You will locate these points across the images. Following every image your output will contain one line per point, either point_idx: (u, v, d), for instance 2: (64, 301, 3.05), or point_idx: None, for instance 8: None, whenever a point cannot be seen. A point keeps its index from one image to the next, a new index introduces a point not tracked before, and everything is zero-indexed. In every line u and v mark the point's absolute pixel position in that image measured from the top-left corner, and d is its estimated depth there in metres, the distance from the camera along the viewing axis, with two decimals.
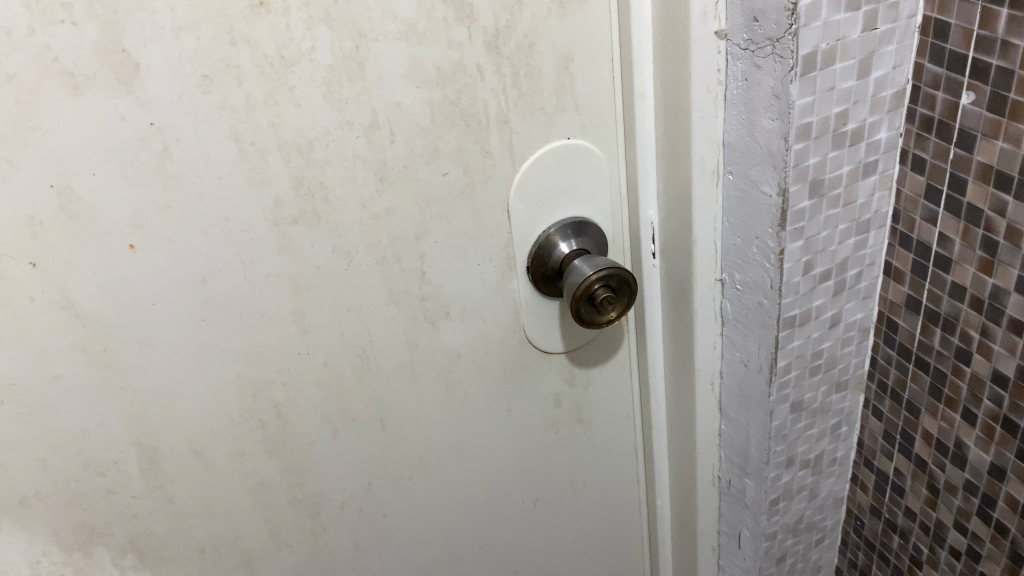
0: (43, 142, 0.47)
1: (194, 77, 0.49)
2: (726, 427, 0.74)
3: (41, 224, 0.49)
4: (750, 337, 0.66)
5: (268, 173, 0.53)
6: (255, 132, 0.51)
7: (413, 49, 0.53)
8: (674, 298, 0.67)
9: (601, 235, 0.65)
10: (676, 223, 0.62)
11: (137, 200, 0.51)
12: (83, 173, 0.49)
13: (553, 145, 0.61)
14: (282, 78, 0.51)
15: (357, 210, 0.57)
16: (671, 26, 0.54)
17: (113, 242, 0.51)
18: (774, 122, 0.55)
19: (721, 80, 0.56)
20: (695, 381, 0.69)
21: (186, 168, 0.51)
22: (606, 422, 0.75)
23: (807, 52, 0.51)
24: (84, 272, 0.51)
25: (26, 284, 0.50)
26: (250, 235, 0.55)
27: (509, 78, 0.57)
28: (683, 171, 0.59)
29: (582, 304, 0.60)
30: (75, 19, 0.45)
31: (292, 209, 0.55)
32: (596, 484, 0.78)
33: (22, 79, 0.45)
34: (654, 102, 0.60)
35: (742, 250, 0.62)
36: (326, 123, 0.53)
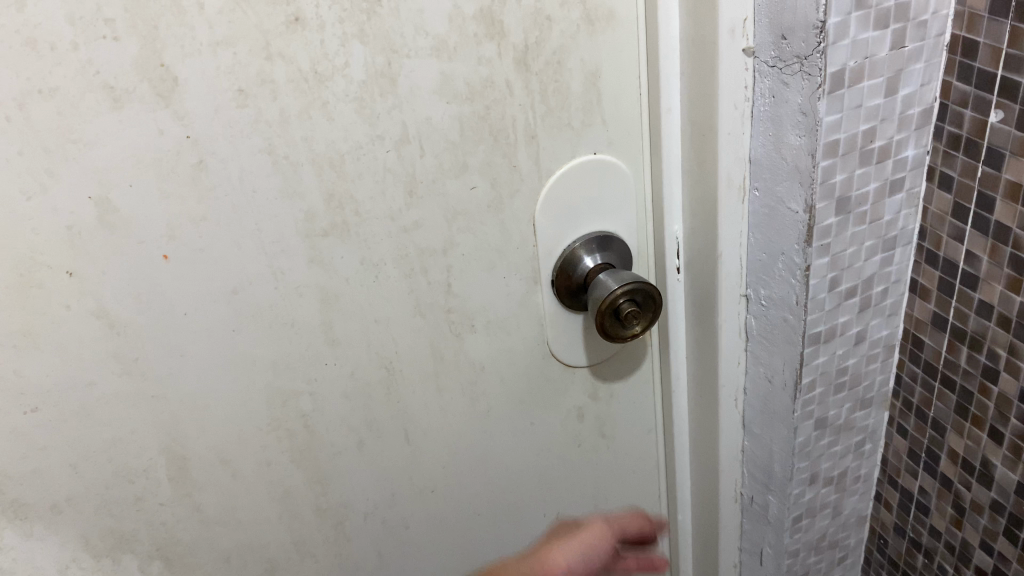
0: (83, 154, 0.48)
1: (230, 92, 0.50)
2: (749, 443, 0.74)
3: (79, 234, 0.50)
4: (775, 353, 0.66)
5: (301, 186, 0.54)
6: (289, 145, 0.52)
7: (444, 65, 0.54)
8: (699, 314, 0.67)
9: (626, 249, 0.65)
10: (702, 237, 0.63)
11: (173, 211, 0.51)
12: (121, 184, 0.50)
13: (580, 159, 0.61)
14: (316, 93, 0.52)
15: (386, 222, 0.58)
16: (699, 44, 0.55)
17: (149, 252, 0.52)
18: (801, 139, 0.55)
19: (748, 97, 0.57)
20: (719, 397, 0.69)
21: (220, 180, 0.52)
22: (629, 437, 0.75)
23: (835, 70, 0.52)
24: (120, 281, 0.52)
25: (63, 293, 0.51)
26: (282, 247, 0.55)
27: (538, 94, 0.58)
28: (709, 187, 0.59)
29: (607, 318, 0.60)
30: (117, 34, 0.46)
31: (323, 221, 0.56)
32: (618, 499, 0.78)
33: (65, 93, 0.46)
34: (681, 117, 0.60)
35: (768, 266, 0.62)
36: (357, 137, 0.54)
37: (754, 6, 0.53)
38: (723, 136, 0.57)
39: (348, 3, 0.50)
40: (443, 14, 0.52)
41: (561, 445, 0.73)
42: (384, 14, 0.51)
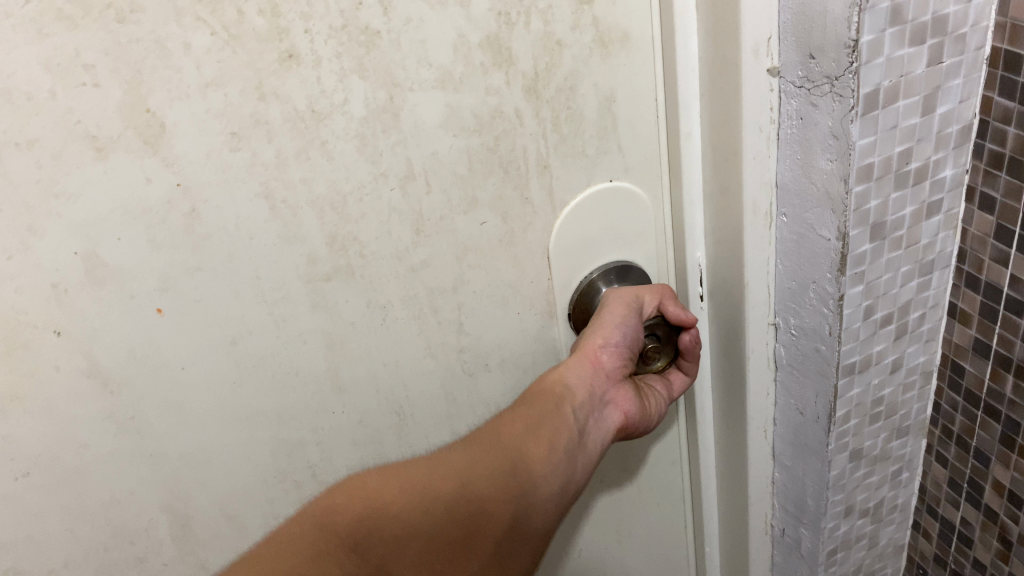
0: (68, 208, 0.45)
1: (222, 134, 0.46)
2: (780, 475, 0.70)
3: (67, 291, 0.47)
4: (807, 385, 0.62)
5: (302, 229, 0.51)
6: (287, 188, 0.49)
7: (450, 97, 0.51)
8: (725, 345, 0.63)
9: (644, 277, 0.62)
10: (726, 266, 0.59)
11: (166, 262, 0.48)
12: (109, 238, 0.47)
13: (594, 187, 0.58)
14: (315, 132, 0.48)
15: (393, 262, 0.54)
16: (721, 66, 0.51)
17: (142, 306, 0.49)
18: (832, 163, 0.51)
19: (774, 119, 0.53)
20: (748, 429, 0.66)
21: (215, 229, 0.49)
22: (651, 469, 0.72)
23: (869, 90, 0.48)
24: (112, 338, 0.49)
25: (52, 354, 0.48)
26: (282, 293, 0.52)
27: (549, 122, 0.54)
28: (734, 216, 0.56)
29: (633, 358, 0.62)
30: (98, 80, 0.43)
31: (326, 264, 0.52)
32: (642, 534, 0.74)
33: (45, 144, 0.43)
34: (701, 141, 0.57)
35: (798, 295, 0.59)
36: (360, 176, 0.51)
37: (778, 23, 0.50)
38: (748, 161, 0.54)
39: (345, 35, 0.46)
40: (446, 43, 0.49)
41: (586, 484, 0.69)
42: (384, 45, 0.48)
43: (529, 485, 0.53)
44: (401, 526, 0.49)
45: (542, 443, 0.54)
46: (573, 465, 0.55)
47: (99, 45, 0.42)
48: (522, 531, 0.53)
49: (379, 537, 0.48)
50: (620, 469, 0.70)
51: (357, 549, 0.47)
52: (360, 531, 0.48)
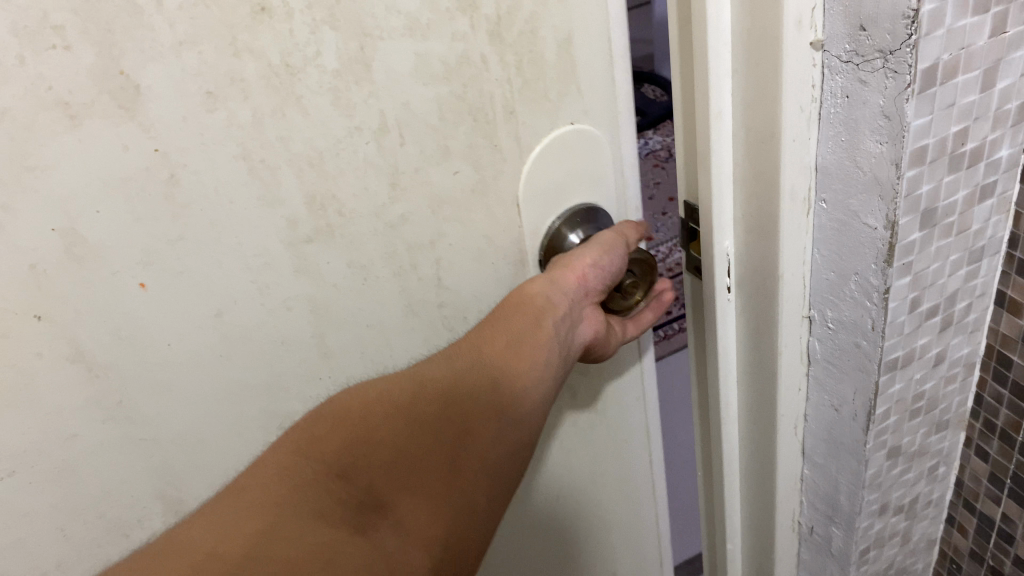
0: (41, 182, 0.39)
1: (198, 95, 0.41)
2: (809, 472, 0.66)
3: (45, 273, 0.41)
4: (844, 380, 0.59)
5: (281, 190, 0.46)
6: (265, 148, 0.44)
7: (419, 45, 0.46)
8: (754, 339, 0.59)
9: (606, 215, 0.58)
10: (761, 257, 0.54)
11: (147, 235, 0.43)
12: (87, 211, 0.41)
13: (559, 131, 0.54)
14: (289, 88, 0.43)
15: (371, 220, 0.49)
16: (759, 39, 0.46)
17: (123, 283, 0.44)
18: (882, 146, 0.47)
19: (816, 98, 0.48)
20: (778, 429, 0.62)
21: (197, 193, 0.43)
22: (620, 409, 0.68)
23: (927, 65, 0.43)
24: (94, 320, 0.44)
25: (32, 342, 0.43)
26: (265, 262, 0.47)
27: (513, 67, 0.49)
28: (770, 203, 0.51)
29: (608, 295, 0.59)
30: (68, 42, 0.37)
31: (306, 226, 0.47)
32: (612, 476, 0.71)
33: (16, 115, 0.38)
34: (733, 122, 0.51)
35: (837, 286, 0.55)
36: (335, 131, 0.45)
37: None
38: (787, 143, 0.49)
39: None
40: None
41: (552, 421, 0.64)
42: None
43: (512, 401, 0.50)
44: (386, 449, 0.45)
45: (522, 358, 0.51)
46: (553, 382, 0.52)
47: (67, 4, 0.37)
48: (516, 450, 0.49)
49: (366, 464, 0.44)
50: (589, 408, 0.66)
51: (346, 477, 0.43)
52: (347, 457, 0.43)
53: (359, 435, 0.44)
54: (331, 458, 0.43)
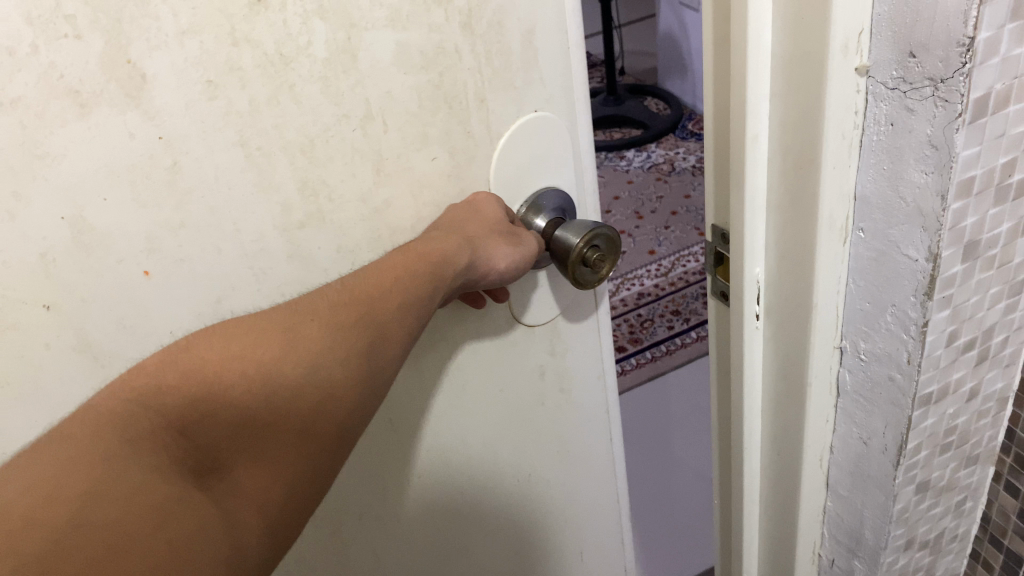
0: (50, 168, 0.37)
1: (197, 84, 0.39)
2: (832, 504, 0.65)
3: (55, 261, 0.39)
4: (874, 413, 0.57)
5: (275, 177, 0.43)
6: (262, 135, 0.41)
7: (400, 35, 0.43)
8: (784, 370, 0.57)
9: (567, 197, 0.55)
10: (795, 283, 0.53)
11: (152, 221, 0.40)
12: (94, 199, 0.38)
13: (520, 121, 0.50)
14: (283, 76, 0.41)
15: (358, 206, 0.46)
16: (801, 62, 0.45)
17: (127, 270, 0.41)
18: (927, 176, 0.46)
19: (858, 124, 0.47)
20: (803, 459, 0.60)
21: (197, 180, 0.40)
22: (593, 390, 0.63)
23: (979, 94, 0.42)
24: (101, 307, 0.41)
25: (40, 330, 0.40)
26: (259, 250, 0.44)
27: (483, 56, 0.46)
28: (807, 230, 0.50)
29: (577, 273, 0.52)
30: (79, 32, 0.35)
31: (299, 212, 0.44)
32: (586, 458, 0.66)
33: (30, 102, 0.35)
34: (769, 146, 0.49)
35: (873, 317, 0.53)
36: (324, 118, 0.43)
37: (872, 16, 0.44)
38: (827, 171, 0.47)
39: None
40: None
41: (520, 397, 0.59)
42: None
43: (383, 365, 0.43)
44: (237, 412, 0.39)
45: (406, 320, 0.44)
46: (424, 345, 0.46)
47: None
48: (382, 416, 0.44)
49: (209, 424, 0.38)
50: (557, 389, 0.61)
51: (187, 434, 0.38)
52: (192, 416, 0.38)
53: (207, 393, 0.38)
54: (174, 412, 0.37)
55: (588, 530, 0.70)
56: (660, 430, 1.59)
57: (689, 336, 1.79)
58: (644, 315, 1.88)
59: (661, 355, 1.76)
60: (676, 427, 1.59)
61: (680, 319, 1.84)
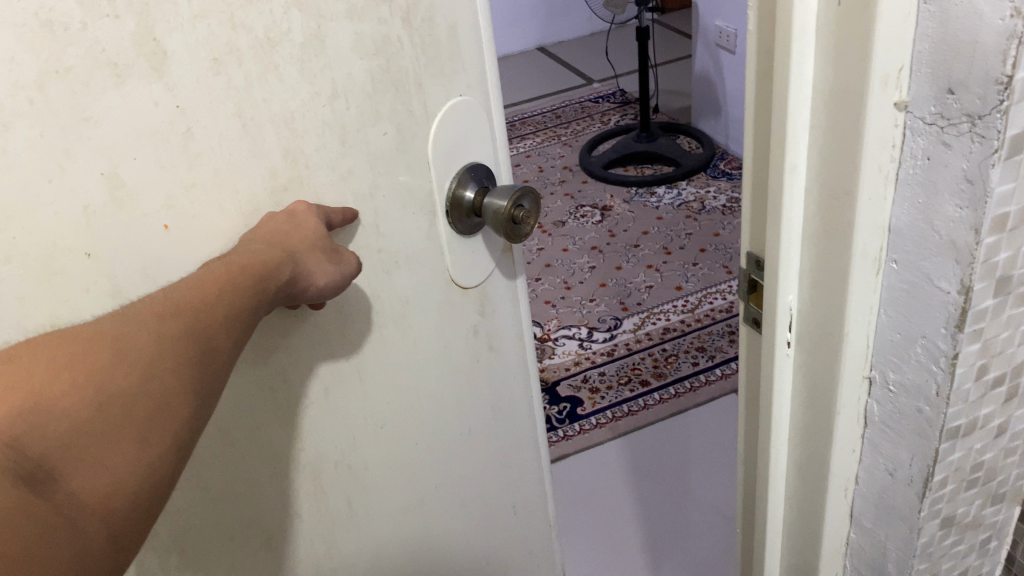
0: (92, 132, 0.41)
1: (204, 62, 0.43)
2: (855, 535, 0.65)
3: (96, 215, 0.42)
4: (901, 445, 0.58)
5: (264, 145, 0.47)
6: (256, 108, 0.46)
7: (358, 26, 0.48)
8: (813, 398, 0.58)
9: (486, 168, 0.60)
10: (827, 312, 0.54)
11: (169, 181, 0.44)
12: (125, 159, 0.42)
13: (449, 101, 0.55)
14: (269, 57, 0.45)
15: (328, 174, 0.51)
16: (841, 97, 0.47)
17: (147, 223, 0.44)
18: (961, 211, 0.47)
19: (895, 158, 0.48)
20: (828, 489, 0.61)
21: (205, 146, 0.45)
22: (515, 351, 0.67)
23: (1015, 132, 0.44)
24: (128, 257, 0.44)
25: (81, 278, 0.43)
26: (253, 210, 0.48)
27: (421, 48, 0.52)
28: (841, 260, 0.51)
29: (511, 235, 0.58)
30: (118, 13, 0.40)
31: (285, 176, 0.49)
32: (512, 420, 0.70)
33: (78, 73, 0.39)
34: (807, 177, 0.50)
35: (902, 348, 0.54)
36: (301, 95, 0.47)
37: (910, 52, 0.46)
38: (862, 202, 0.49)
39: None
40: None
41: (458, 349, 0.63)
42: None
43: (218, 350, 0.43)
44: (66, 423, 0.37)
45: (233, 331, 0.44)
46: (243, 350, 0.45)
47: None
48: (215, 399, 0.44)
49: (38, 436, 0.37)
50: (485, 347, 0.65)
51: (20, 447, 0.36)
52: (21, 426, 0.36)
53: (34, 404, 0.37)
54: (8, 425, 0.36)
55: (524, 491, 0.73)
56: (675, 464, 1.59)
57: (713, 373, 1.79)
58: (668, 350, 1.88)
59: (684, 391, 1.75)
60: (693, 464, 1.58)
61: (705, 355, 1.84)
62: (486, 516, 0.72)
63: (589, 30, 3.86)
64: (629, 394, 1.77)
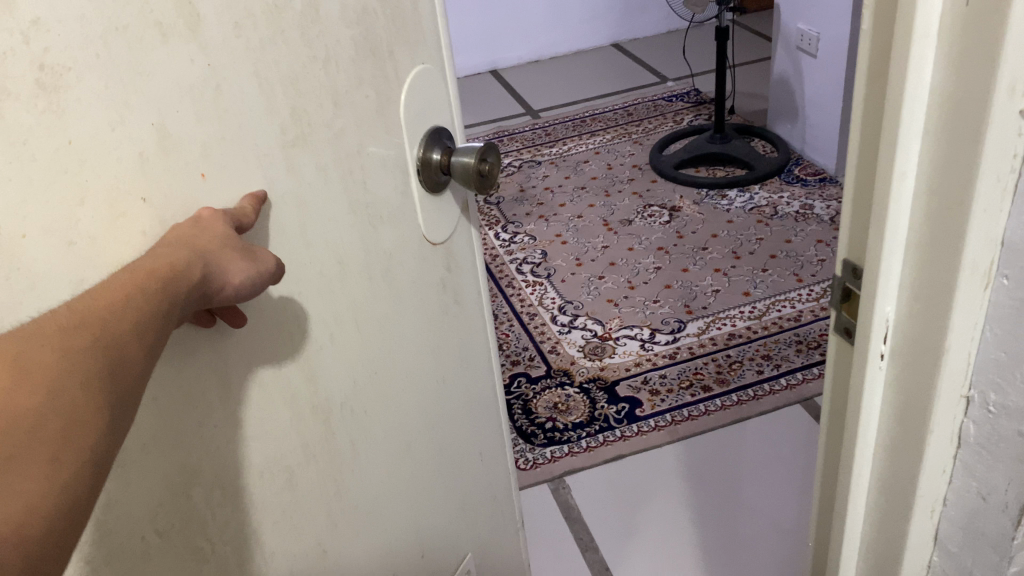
0: (143, 86, 0.41)
1: (227, 25, 0.44)
2: (937, 557, 0.63)
3: (148, 160, 0.42)
4: (998, 470, 0.56)
5: (275, 103, 0.48)
6: (270, 69, 0.47)
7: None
8: (905, 414, 0.56)
9: (444, 131, 0.64)
10: (927, 325, 0.52)
11: (207, 133, 0.44)
12: (170, 111, 0.42)
13: (415, 69, 0.59)
14: (277, 24, 0.47)
15: (329, 139, 0.53)
16: (962, 102, 0.45)
17: (187, 170, 0.44)
18: None
19: (1015, 169, 0.46)
20: (914, 510, 0.59)
21: (234, 104, 0.46)
22: (473, 305, 0.74)
23: None
24: (176, 205, 0.44)
25: (139, 223, 0.42)
26: (270, 167, 0.49)
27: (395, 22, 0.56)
28: (948, 273, 0.49)
29: (482, 186, 0.62)
30: None
31: (293, 132, 0.50)
32: (473, 369, 0.76)
33: (134, 30, 0.40)
34: (916, 183, 0.48)
35: (1008, 368, 0.52)
36: (300, 58, 0.49)
37: None
38: (977, 214, 0.47)
39: None
40: None
41: (432, 297, 0.67)
42: None
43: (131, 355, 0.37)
44: None
45: (149, 338, 0.38)
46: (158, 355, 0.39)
47: None
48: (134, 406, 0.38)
49: None
50: (452, 299, 0.70)
51: None
52: None
53: None
54: None
55: (487, 435, 0.80)
56: (732, 471, 1.56)
57: (779, 383, 1.75)
58: (733, 355, 1.85)
59: (747, 399, 1.72)
60: (751, 472, 1.55)
61: (771, 364, 1.80)
62: (455, 466, 0.76)
63: (666, 27, 3.81)
64: (690, 398, 1.74)
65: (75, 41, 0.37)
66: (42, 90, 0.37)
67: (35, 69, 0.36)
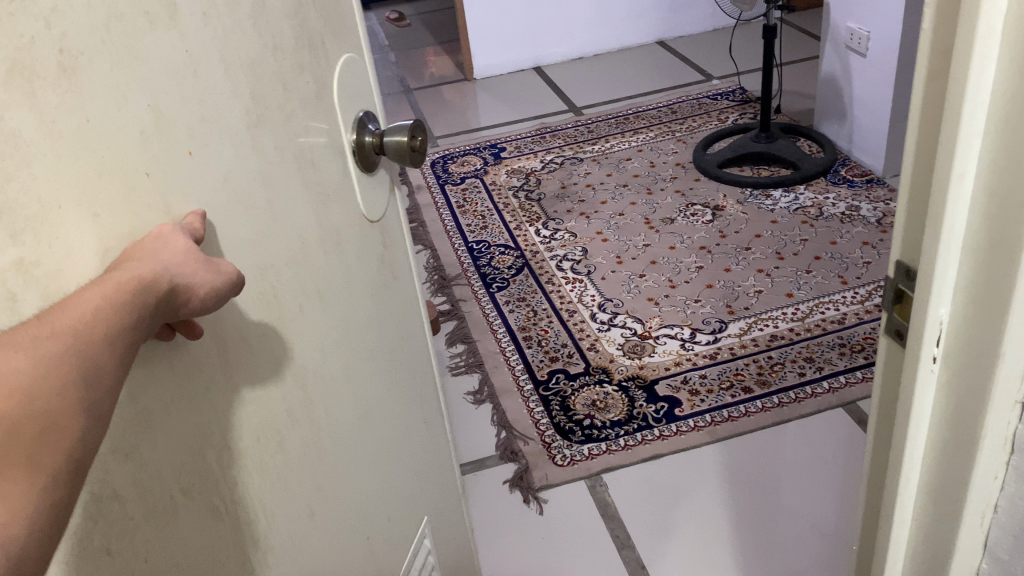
0: (141, 70, 0.44)
1: (198, 13, 0.48)
2: (988, 564, 0.62)
3: (151, 138, 0.45)
4: None
5: (240, 86, 0.52)
6: (233, 55, 0.51)
7: None
8: (958, 418, 0.55)
9: (370, 116, 0.70)
10: (984, 328, 0.51)
11: (191, 113, 0.48)
12: (163, 93, 0.45)
13: (341, 61, 0.66)
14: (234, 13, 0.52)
15: (281, 122, 0.57)
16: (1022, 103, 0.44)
17: (180, 147, 0.47)
18: None
19: None
20: (965, 514, 0.58)
21: (208, 86, 0.49)
22: (406, 281, 0.80)
23: None
24: (174, 180, 0.47)
25: (148, 198, 0.45)
26: (240, 146, 0.53)
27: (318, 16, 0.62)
28: (1008, 276, 0.48)
29: (416, 159, 0.69)
30: None
31: (254, 113, 0.54)
32: (411, 342, 0.82)
33: (129, 17, 0.43)
34: (974, 185, 0.48)
35: None
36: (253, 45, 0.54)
37: None
38: None
39: None
40: None
41: (375, 271, 0.72)
42: None
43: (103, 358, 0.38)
44: None
45: (120, 342, 0.39)
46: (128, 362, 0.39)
47: None
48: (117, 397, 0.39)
49: None
50: (391, 275, 0.76)
51: None
52: None
53: None
54: None
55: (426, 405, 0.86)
56: (767, 471, 1.55)
57: (820, 387, 1.73)
58: (775, 358, 1.83)
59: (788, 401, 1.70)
60: (789, 475, 1.54)
61: (812, 367, 1.78)
62: (406, 434, 0.80)
63: (710, 24, 3.78)
64: (730, 399, 1.73)
65: (86, 27, 0.40)
66: (62, 72, 0.39)
67: (57, 53, 0.38)
